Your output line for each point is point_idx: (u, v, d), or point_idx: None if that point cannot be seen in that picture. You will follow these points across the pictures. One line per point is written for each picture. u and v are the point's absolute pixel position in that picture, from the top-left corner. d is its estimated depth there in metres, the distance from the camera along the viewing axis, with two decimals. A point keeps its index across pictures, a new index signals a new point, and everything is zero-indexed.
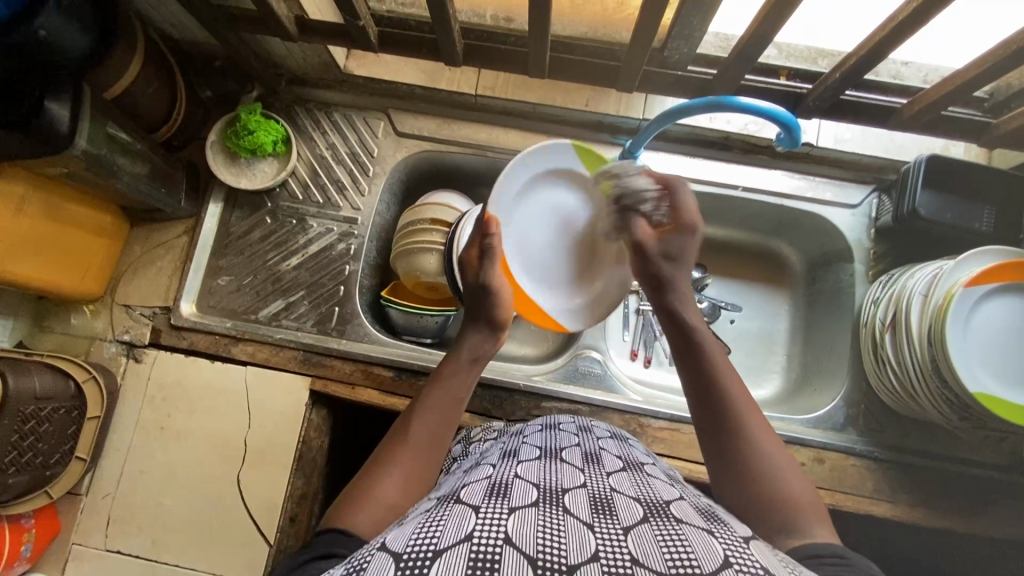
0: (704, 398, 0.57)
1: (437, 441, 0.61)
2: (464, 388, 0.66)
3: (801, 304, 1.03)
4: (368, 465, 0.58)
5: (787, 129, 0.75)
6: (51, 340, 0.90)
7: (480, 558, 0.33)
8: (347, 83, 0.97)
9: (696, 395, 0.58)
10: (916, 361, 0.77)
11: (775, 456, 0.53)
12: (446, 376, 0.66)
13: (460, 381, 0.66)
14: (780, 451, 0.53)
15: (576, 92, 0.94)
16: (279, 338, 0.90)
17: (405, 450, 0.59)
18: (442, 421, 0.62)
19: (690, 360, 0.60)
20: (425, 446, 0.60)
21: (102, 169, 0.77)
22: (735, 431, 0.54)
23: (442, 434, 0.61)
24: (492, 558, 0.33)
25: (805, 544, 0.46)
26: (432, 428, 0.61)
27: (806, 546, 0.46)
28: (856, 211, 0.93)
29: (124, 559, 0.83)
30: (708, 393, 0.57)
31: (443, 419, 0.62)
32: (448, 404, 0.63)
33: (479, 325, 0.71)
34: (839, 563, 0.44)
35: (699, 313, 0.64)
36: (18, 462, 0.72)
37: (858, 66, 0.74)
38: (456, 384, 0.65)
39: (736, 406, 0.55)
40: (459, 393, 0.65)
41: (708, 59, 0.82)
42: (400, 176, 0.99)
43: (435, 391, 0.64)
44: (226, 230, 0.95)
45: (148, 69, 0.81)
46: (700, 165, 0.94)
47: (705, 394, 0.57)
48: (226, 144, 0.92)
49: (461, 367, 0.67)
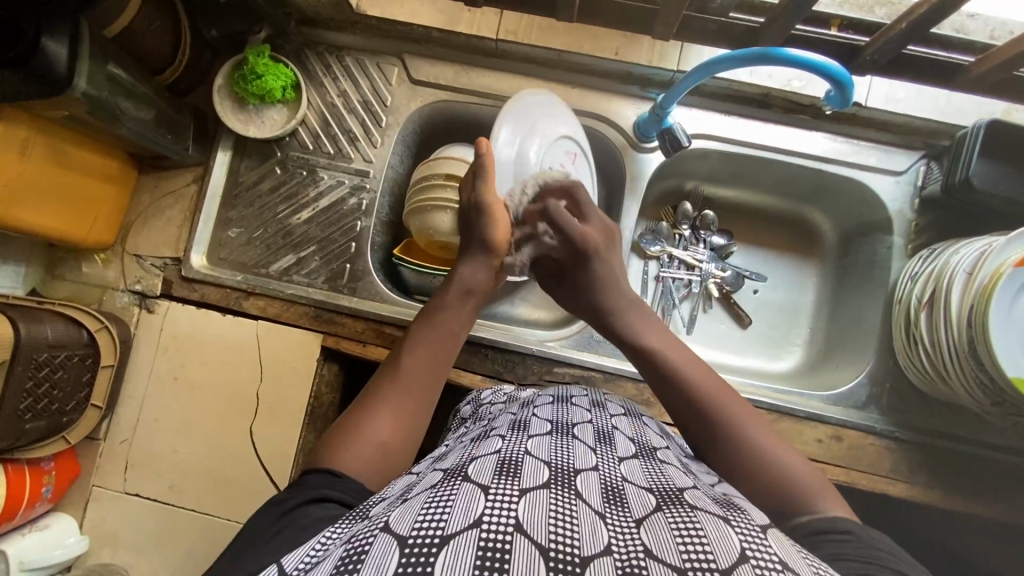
0: (689, 424, 0.58)
1: (425, 383, 0.60)
2: (456, 322, 0.66)
3: (830, 276, 0.98)
4: (355, 406, 0.58)
5: (838, 85, 0.69)
6: (64, 288, 0.90)
7: (489, 547, 0.32)
8: (360, 25, 0.91)
9: (683, 417, 0.58)
10: (952, 342, 0.73)
11: (758, 438, 0.54)
12: (434, 312, 0.66)
13: (453, 315, 0.66)
14: (783, 448, 0.54)
15: (606, 38, 0.87)
16: (291, 294, 0.88)
17: (392, 393, 0.58)
18: (434, 358, 0.62)
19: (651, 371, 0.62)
20: (413, 387, 0.59)
21: (105, 113, 0.73)
22: (730, 439, 0.55)
23: (433, 371, 0.61)
24: (501, 548, 0.32)
25: (810, 526, 0.46)
26: (424, 367, 0.61)
27: (811, 522, 0.46)
28: (902, 179, 0.87)
29: (142, 501, 0.85)
30: (677, 404, 0.59)
31: (435, 357, 0.62)
32: (438, 342, 0.63)
33: (472, 252, 0.69)
34: (843, 535, 0.44)
35: (647, 325, 0.66)
36: (35, 408, 0.73)
37: (929, 16, 0.67)
38: (448, 318, 0.65)
39: (731, 428, 0.55)
40: (453, 328, 0.65)
41: (752, 5, 0.75)
42: (414, 128, 0.94)
43: (425, 327, 0.64)
44: (235, 180, 0.92)
45: (148, 6, 0.76)
46: (734, 124, 0.87)
47: (691, 413, 0.58)
48: (234, 89, 0.87)
49: (452, 299, 0.67)
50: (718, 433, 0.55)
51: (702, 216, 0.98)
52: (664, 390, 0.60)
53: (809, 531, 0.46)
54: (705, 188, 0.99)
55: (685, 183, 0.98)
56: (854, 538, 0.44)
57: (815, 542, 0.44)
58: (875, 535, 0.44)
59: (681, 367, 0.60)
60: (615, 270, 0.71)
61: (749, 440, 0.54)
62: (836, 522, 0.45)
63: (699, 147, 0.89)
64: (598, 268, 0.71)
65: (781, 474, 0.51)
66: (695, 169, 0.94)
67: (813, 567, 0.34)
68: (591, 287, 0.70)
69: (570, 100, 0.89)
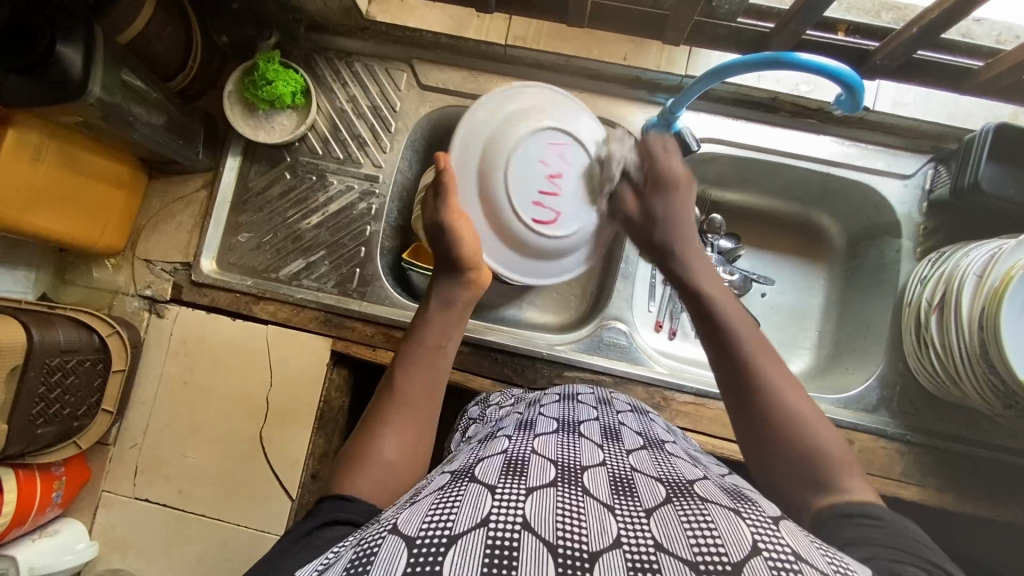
0: (735, 390, 0.56)
1: (422, 402, 0.60)
2: (442, 339, 0.65)
3: (838, 280, 0.99)
4: (360, 430, 0.58)
5: (849, 90, 0.69)
6: (74, 293, 0.90)
7: (497, 546, 0.32)
8: (369, 31, 0.91)
9: (724, 374, 0.57)
10: (963, 345, 0.73)
11: (805, 416, 0.53)
12: (420, 329, 0.66)
13: (438, 330, 0.66)
14: (828, 433, 0.52)
15: (614, 44, 0.86)
16: (300, 298, 0.88)
17: (395, 413, 0.58)
18: (426, 375, 0.62)
19: (707, 329, 0.60)
20: (413, 407, 0.59)
21: (118, 120, 0.74)
22: (764, 406, 0.54)
23: (427, 389, 0.61)
24: (510, 547, 0.32)
25: (839, 511, 0.46)
26: (418, 386, 0.61)
27: (841, 506, 0.46)
28: (910, 182, 0.87)
29: (152, 507, 0.85)
30: (726, 363, 0.57)
31: (429, 375, 0.62)
32: (426, 360, 0.63)
33: (446, 272, 0.70)
34: (867, 520, 0.44)
35: (710, 278, 0.63)
36: (46, 413, 0.73)
37: (938, 21, 0.67)
38: (433, 335, 0.65)
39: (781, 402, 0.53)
40: (440, 343, 0.65)
41: (760, 10, 0.78)
42: (423, 133, 0.94)
43: (413, 346, 0.64)
44: (245, 185, 0.92)
45: (160, 14, 0.77)
46: (743, 128, 0.88)
47: (732, 372, 0.56)
48: (244, 95, 0.88)
49: (436, 316, 0.67)
50: (755, 392, 0.54)
51: (709, 220, 0.97)
52: (718, 348, 0.58)
53: (838, 514, 0.46)
54: (713, 192, 0.99)
55: (693, 187, 0.98)
56: (878, 523, 0.43)
57: (839, 527, 0.44)
58: (907, 525, 0.43)
59: (737, 327, 0.58)
60: (686, 212, 0.67)
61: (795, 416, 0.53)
62: (864, 507, 0.45)
63: (707, 151, 0.89)
64: (667, 205, 0.67)
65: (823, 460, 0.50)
66: (703, 173, 0.95)
67: (827, 556, 0.33)
68: (659, 225, 0.67)
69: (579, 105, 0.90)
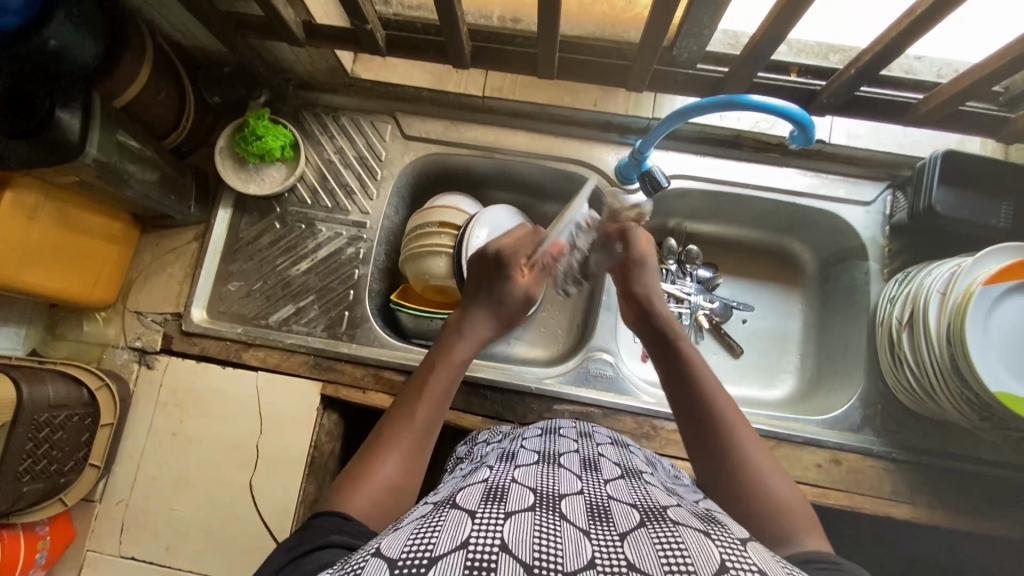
0: (697, 423, 0.59)
1: (431, 429, 0.61)
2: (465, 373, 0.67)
3: (815, 303, 1.02)
4: (365, 449, 0.57)
5: (802, 127, 0.74)
6: (64, 347, 0.91)
7: (476, 564, 0.33)
8: (354, 87, 0.97)
9: (685, 411, 0.61)
10: (935, 360, 0.76)
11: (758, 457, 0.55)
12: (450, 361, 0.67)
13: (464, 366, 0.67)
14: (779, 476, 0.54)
15: (583, 92, 0.94)
16: (290, 343, 0.90)
17: (404, 434, 0.58)
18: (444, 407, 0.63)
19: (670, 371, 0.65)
20: (425, 432, 0.60)
21: (113, 178, 0.76)
22: (715, 422, 0.58)
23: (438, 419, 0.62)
24: (487, 565, 0.33)
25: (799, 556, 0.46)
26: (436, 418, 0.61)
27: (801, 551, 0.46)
28: (870, 208, 0.92)
29: (138, 564, 0.83)
30: (689, 408, 0.61)
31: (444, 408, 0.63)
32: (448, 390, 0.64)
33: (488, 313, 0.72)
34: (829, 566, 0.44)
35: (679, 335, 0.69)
36: (33, 469, 0.72)
37: (875, 61, 0.73)
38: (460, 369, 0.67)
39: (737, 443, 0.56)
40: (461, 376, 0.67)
41: (717, 57, 0.82)
42: (409, 179, 0.99)
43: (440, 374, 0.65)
44: (236, 236, 0.95)
45: (157, 78, 0.82)
46: (710, 164, 0.93)
47: (692, 413, 0.60)
48: (235, 150, 0.92)
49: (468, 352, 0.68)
50: (718, 446, 0.57)
51: (687, 252, 1.02)
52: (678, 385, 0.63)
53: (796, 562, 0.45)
54: (688, 225, 1.03)
55: (669, 220, 1.02)
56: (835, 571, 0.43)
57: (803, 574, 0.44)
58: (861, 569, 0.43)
59: (702, 376, 0.62)
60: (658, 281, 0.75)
61: (746, 455, 0.55)
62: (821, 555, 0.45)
63: (678, 187, 0.94)
64: (645, 277, 0.75)
65: (772, 504, 0.51)
66: (678, 207, 0.99)
67: None
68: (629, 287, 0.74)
69: (556, 148, 0.95)
